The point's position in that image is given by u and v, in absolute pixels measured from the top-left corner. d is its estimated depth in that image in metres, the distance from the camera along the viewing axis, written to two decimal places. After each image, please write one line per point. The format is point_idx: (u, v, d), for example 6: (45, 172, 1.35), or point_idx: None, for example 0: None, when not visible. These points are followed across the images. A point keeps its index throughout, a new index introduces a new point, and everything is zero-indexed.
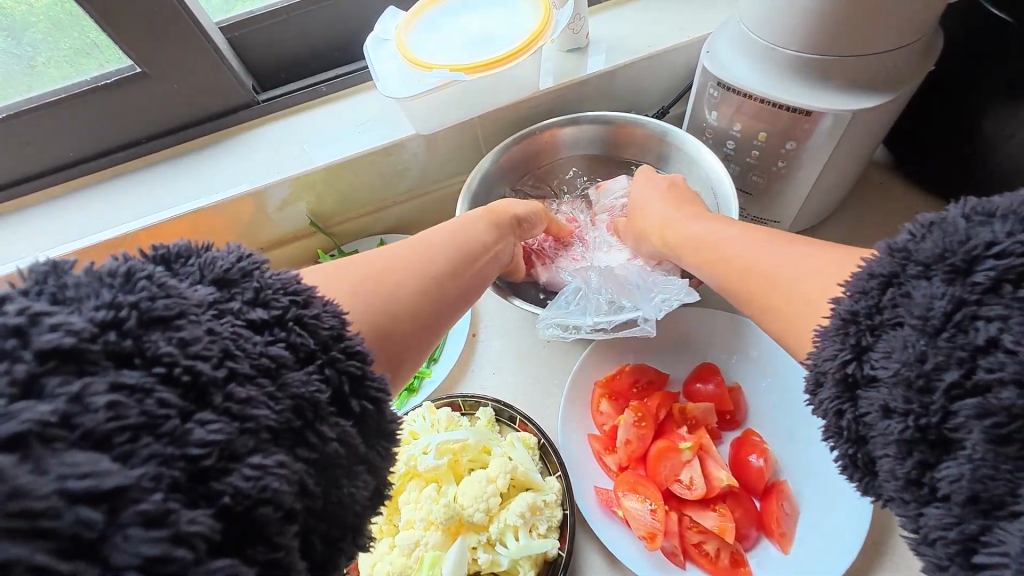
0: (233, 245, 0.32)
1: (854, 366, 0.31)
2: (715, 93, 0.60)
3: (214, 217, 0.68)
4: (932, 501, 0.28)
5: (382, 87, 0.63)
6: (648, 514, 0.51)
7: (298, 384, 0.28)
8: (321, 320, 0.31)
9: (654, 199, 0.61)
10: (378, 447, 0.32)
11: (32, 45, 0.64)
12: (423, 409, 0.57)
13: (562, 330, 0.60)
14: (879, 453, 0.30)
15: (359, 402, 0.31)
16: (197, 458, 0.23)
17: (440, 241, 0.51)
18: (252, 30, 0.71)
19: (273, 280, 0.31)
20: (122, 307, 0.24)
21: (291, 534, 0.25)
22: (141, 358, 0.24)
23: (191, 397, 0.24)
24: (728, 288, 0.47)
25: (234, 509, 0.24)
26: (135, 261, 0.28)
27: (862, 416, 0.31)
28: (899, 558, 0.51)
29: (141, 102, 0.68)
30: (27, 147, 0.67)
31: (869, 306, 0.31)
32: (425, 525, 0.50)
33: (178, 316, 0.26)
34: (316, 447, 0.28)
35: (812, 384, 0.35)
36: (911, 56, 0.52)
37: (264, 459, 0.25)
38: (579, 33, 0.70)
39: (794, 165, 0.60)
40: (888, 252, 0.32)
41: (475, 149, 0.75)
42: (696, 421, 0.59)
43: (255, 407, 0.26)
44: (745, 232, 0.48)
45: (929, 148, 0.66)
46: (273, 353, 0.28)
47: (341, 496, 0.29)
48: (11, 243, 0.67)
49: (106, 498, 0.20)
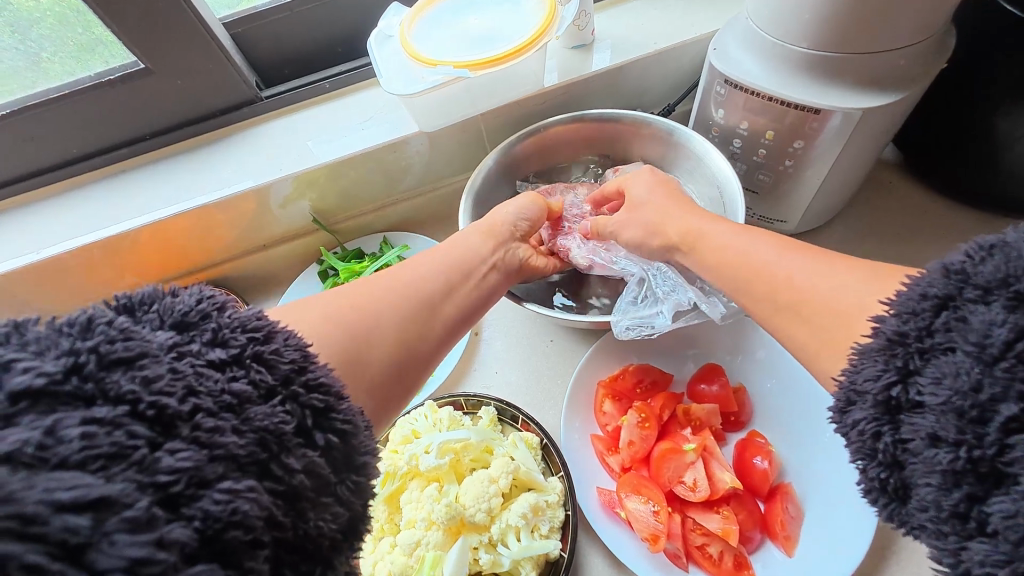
0: (195, 288, 0.31)
1: (899, 390, 0.30)
2: (722, 91, 0.59)
3: (217, 214, 0.68)
4: (975, 535, 0.27)
5: (385, 82, 0.62)
6: (650, 516, 0.51)
7: (263, 418, 0.27)
8: (281, 355, 0.30)
9: (651, 196, 0.59)
10: (347, 481, 0.30)
11: (38, 41, 0.64)
12: (425, 408, 0.57)
13: (640, 331, 0.59)
14: (920, 482, 0.29)
15: (324, 434, 0.30)
16: (166, 485, 0.23)
17: (427, 260, 0.50)
18: (257, 25, 0.71)
19: (231, 319, 0.30)
20: (81, 352, 0.24)
21: (262, 559, 0.25)
22: (104, 398, 0.23)
23: (159, 429, 0.24)
24: (737, 291, 0.47)
25: (204, 533, 0.23)
26: (95, 309, 0.27)
27: (903, 441, 0.30)
28: (907, 560, 0.50)
29: (145, 98, 0.67)
30: (28, 143, 0.67)
31: (918, 328, 0.30)
32: (426, 524, 0.50)
33: (140, 356, 0.25)
34: (282, 479, 0.27)
35: (841, 402, 0.33)
36: (923, 54, 0.51)
37: (234, 484, 0.24)
38: (584, 30, 0.69)
39: (802, 164, 0.59)
40: (943, 272, 0.30)
41: (479, 146, 0.75)
42: (700, 422, 0.57)
43: (223, 435, 0.25)
44: (768, 237, 0.46)
45: (940, 146, 0.65)
46: (236, 390, 0.27)
47: (308, 530, 0.27)
48: (16, 240, 0.67)
49: (92, 506, 0.21)
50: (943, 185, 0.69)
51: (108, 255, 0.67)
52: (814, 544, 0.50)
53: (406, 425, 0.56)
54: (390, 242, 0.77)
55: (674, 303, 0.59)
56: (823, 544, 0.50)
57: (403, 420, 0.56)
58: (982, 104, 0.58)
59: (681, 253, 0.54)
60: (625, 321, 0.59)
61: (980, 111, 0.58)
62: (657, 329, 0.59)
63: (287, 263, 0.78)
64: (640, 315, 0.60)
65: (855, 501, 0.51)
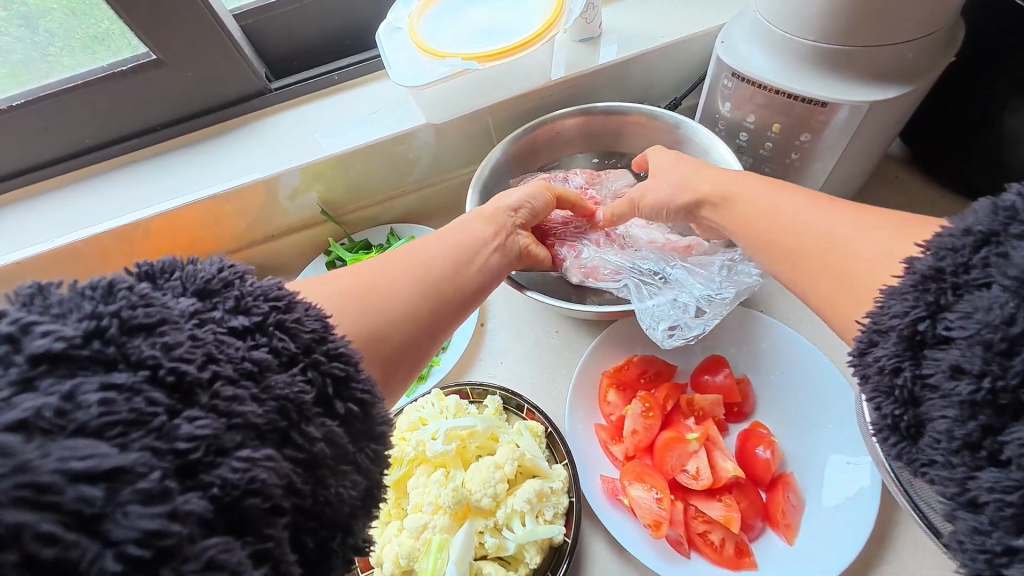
0: (215, 256, 0.32)
1: (926, 324, 0.30)
2: (729, 84, 0.60)
3: (227, 204, 0.69)
4: (985, 466, 0.27)
5: (393, 74, 0.63)
6: (653, 503, 0.52)
7: (283, 386, 0.28)
8: (303, 324, 0.31)
9: (677, 162, 0.59)
10: (365, 450, 0.32)
11: (49, 33, 0.65)
12: (432, 396, 0.58)
13: (684, 334, 0.59)
14: (936, 415, 0.29)
15: (344, 404, 0.31)
16: (184, 452, 0.24)
17: (437, 242, 0.51)
18: (268, 17, 0.72)
19: (253, 288, 0.31)
20: (103, 316, 0.25)
21: (281, 526, 0.26)
22: (125, 362, 0.24)
23: (178, 396, 0.25)
24: (759, 246, 0.48)
25: (221, 501, 0.24)
26: (116, 275, 0.28)
27: (923, 376, 0.30)
28: (905, 552, 0.51)
29: (156, 90, 0.68)
30: (42, 133, 0.68)
31: (955, 264, 0.30)
32: (433, 509, 0.50)
33: (160, 322, 0.26)
34: (302, 447, 0.28)
35: (863, 343, 0.34)
36: (931, 47, 0.51)
37: (252, 453, 0.25)
38: (592, 23, 0.70)
39: (808, 157, 0.59)
40: (991, 209, 0.30)
41: (486, 140, 0.76)
42: (703, 412, 0.58)
43: (242, 404, 0.26)
44: (791, 194, 0.48)
45: (948, 142, 0.65)
46: (256, 357, 0.28)
47: (328, 496, 0.28)
48: (29, 229, 0.68)
49: (105, 477, 0.21)
50: (949, 182, 0.69)
51: (118, 243, 0.68)
52: (813, 533, 0.51)
53: (414, 412, 0.57)
54: (397, 234, 0.77)
55: (700, 301, 0.60)
56: (822, 534, 0.50)
57: (412, 407, 0.57)
58: (990, 99, 0.58)
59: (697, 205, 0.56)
60: (663, 328, 0.59)
61: (983, 110, 0.59)
62: (694, 329, 0.59)
63: (294, 254, 0.79)
64: (673, 318, 0.60)
65: (855, 493, 0.51)
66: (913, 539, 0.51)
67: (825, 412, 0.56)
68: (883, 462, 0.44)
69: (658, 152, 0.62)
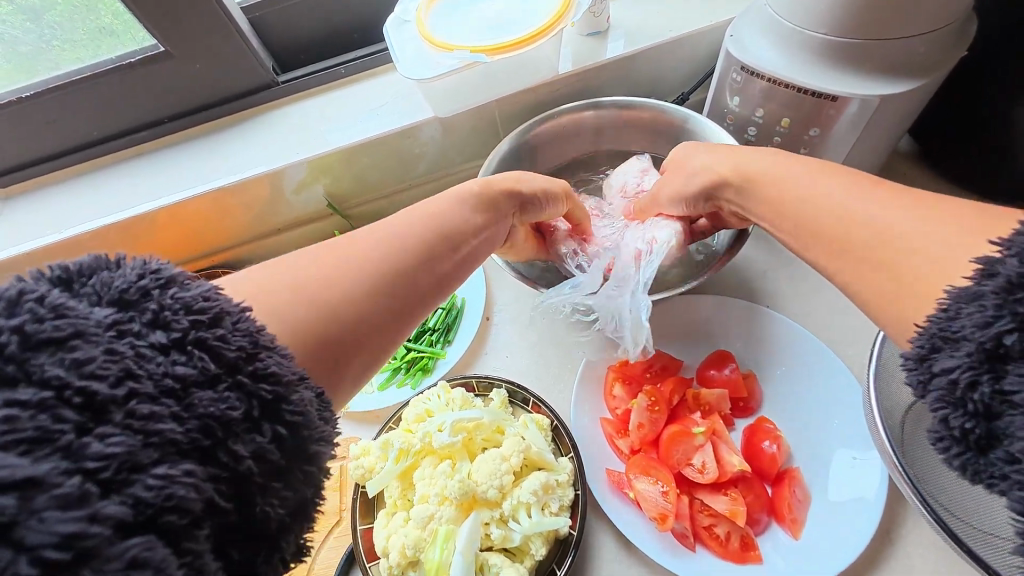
0: (140, 259, 0.29)
1: (1013, 337, 0.28)
2: (738, 78, 0.59)
3: (234, 197, 0.69)
4: None
5: (402, 67, 0.63)
6: (659, 496, 0.52)
7: (207, 404, 0.26)
8: (227, 342, 0.28)
9: (702, 151, 0.58)
10: (298, 471, 0.29)
11: (52, 27, 0.65)
12: (438, 388, 0.58)
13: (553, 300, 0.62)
14: (1016, 433, 0.28)
15: (272, 426, 0.29)
16: (94, 471, 0.22)
17: (416, 219, 0.48)
18: (276, 9, 0.72)
19: (175, 298, 0.28)
20: (4, 332, 0.23)
21: (202, 538, 0.25)
22: (27, 381, 0.23)
23: (88, 414, 0.23)
24: (788, 225, 0.48)
25: (135, 518, 0.23)
26: (29, 282, 0.26)
27: (1004, 391, 0.28)
28: (909, 545, 0.51)
29: (163, 83, 0.68)
30: (49, 126, 0.68)
31: None
32: (439, 500, 0.51)
33: (72, 336, 0.24)
34: (227, 466, 0.26)
35: (925, 350, 0.32)
36: (943, 40, 0.51)
37: (169, 469, 0.24)
38: (600, 16, 0.70)
39: (816, 152, 0.59)
40: None
41: (493, 134, 0.76)
42: (709, 407, 0.59)
43: (159, 422, 0.25)
44: (816, 173, 0.48)
45: (956, 138, 0.64)
46: (179, 373, 0.26)
47: (256, 513, 0.27)
48: (33, 223, 0.68)
49: (16, 486, 0.21)
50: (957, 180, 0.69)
51: (121, 235, 0.68)
52: (816, 528, 0.51)
53: (420, 404, 0.57)
54: None
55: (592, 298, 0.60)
56: (826, 529, 0.51)
57: (417, 399, 0.57)
58: (999, 97, 0.58)
59: (719, 196, 0.56)
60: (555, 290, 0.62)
61: (991, 108, 0.59)
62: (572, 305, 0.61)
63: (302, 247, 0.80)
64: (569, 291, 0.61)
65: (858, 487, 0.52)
66: (917, 536, 0.51)
67: (830, 409, 0.56)
68: (891, 456, 0.46)
69: (696, 146, 0.59)
